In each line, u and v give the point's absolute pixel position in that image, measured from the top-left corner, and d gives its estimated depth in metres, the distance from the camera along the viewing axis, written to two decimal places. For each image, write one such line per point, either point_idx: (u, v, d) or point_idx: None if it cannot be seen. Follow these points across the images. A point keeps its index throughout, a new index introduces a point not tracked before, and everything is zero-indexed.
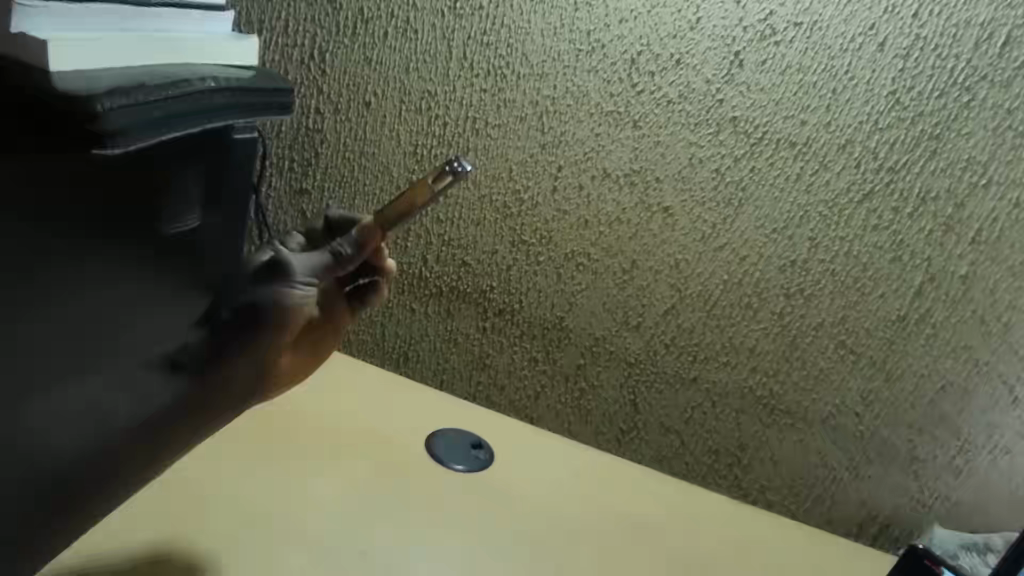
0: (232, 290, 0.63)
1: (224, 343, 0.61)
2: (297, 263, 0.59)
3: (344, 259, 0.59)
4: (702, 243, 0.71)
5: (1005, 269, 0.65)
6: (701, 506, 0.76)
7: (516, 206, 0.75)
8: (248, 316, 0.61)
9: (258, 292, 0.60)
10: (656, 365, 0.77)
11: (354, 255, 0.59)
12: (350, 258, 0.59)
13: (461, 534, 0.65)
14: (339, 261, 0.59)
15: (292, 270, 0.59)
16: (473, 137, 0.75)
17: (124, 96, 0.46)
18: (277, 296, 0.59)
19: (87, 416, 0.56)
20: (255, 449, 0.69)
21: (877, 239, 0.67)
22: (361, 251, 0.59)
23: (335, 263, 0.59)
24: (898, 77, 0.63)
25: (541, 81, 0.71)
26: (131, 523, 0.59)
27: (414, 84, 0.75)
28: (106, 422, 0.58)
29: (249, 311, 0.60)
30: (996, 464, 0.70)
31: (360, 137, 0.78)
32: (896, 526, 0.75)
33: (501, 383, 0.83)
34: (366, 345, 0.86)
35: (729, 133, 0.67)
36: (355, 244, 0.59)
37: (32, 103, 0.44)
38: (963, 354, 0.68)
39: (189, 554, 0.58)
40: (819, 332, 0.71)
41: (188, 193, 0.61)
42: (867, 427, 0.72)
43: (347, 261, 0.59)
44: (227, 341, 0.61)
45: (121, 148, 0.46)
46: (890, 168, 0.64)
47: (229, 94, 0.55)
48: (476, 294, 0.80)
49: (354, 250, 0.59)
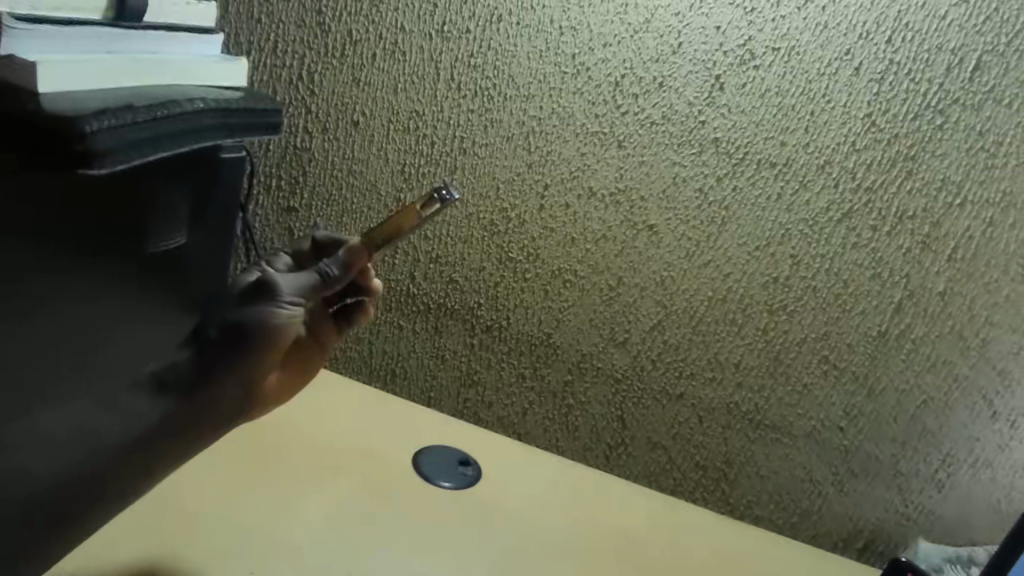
0: (220, 309, 0.64)
1: (211, 363, 0.62)
2: (285, 283, 0.61)
3: (330, 281, 0.61)
4: (687, 261, 0.72)
5: (980, 285, 0.67)
6: (689, 521, 0.76)
7: (503, 224, 0.76)
8: (237, 335, 0.62)
9: (246, 311, 0.61)
10: (642, 381, 0.77)
11: (341, 276, 0.61)
12: (337, 279, 0.61)
13: (452, 551, 0.65)
14: (326, 282, 0.61)
15: (279, 290, 0.61)
16: (460, 156, 0.76)
17: (113, 117, 0.46)
18: (264, 315, 0.61)
19: (74, 433, 0.57)
20: (242, 466, 0.68)
21: (857, 257, 0.68)
22: (347, 272, 0.61)
23: (322, 284, 0.61)
24: (873, 100, 0.65)
25: (528, 102, 0.72)
26: (115, 544, 0.58)
27: (403, 104, 0.76)
28: (91, 439, 0.58)
29: (237, 330, 0.62)
30: (978, 477, 0.71)
31: (349, 156, 0.79)
32: (881, 540, 0.75)
33: (489, 400, 0.83)
34: (353, 363, 0.86)
35: (711, 153, 0.69)
36: (341, 265, 0.60)
37: (22, 123, 0.44)
38: (943, 369, 0.69)
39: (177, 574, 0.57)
40: (802, 348, 0.72)
41: (175, 211, 0.61)
42: (851, 441, 0.73)
43: (333, 282, 0.61)
44: (215, 360, 0.62)
45: (110, 168, 0.46)
46: (868, 188, 0.66)
47: (217, 114, 0.56)
48: (464, 311, 0.81)
49: (341, 271, 0.61)
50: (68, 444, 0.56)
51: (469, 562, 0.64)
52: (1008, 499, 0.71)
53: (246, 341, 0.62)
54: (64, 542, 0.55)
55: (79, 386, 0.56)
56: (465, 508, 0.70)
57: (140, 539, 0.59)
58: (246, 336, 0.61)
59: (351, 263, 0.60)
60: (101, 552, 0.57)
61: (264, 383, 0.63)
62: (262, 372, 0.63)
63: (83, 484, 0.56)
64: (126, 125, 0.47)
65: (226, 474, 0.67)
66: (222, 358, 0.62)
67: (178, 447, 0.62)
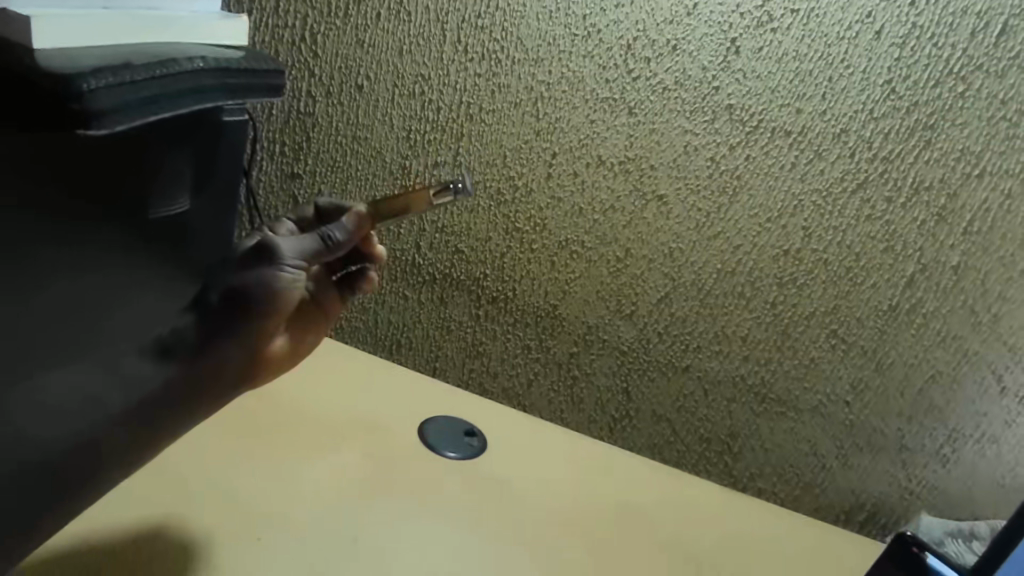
0: (223, 275, 0.63)
1: (214, 329, 0.60)
2: (287, 247, 0.61)
3: (334, 245, 0.61)
4: (697, 232, 0.71)
5: (995, 259, 0.65)
6: (693, 493, 0.76)
7: (511, 193, 0.75)
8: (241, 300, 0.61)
9: (248, 276, 0.61)
10: (648, 353, 0.77)
11: (344, 242, 0.60)
12: (339, 245, 0.61)
13: (454, 524, 0.65)
14: (328, 246, 0.60)
15: (282, 253, 0.61)
16: (467, 123, 0.74)
17: (112, 75, 0.45)
18: (268, 279, 0.60)
19: (79, 400, 0.53)
20: (243, 433, 0.69)
21: (870, 229, 0.67)
22: (350, 237, 0.61)
23: (324, 249, 0.60)
24: (894, 66, 0.63)
25: (536, 67, 0.70)
26: (117, 512, 0.59)
27: (408, 67, 0.74)
28: (94, 404, 0.54)
29: (240, 295, 0.61)
30: (983, 453, 0.71)
31: (354, 122, 0.77)
32: (884, 514, 0.76)
33: (494, 370, 0.83)
34: (358, 332, 0.86)
35: (725, 121, 0.67)
36: (346, 230, 0.60)
37: (21, 81, 0.43)
38: (953, 344, 0.69)
39: (180, 540, 0.57)
40: (811, 321, 0.71)
41: (179, 175, 0.60)
42: (857, 416, 0.73)
43: (336, 246, 0.61)
44: (217, 327, 0.60)
45: (108, 128, 0.45)
46: (885, 158, 0.65)
47: (218, 74, 0.54)
48: (470, 281, 0.80)
49: (345, 236, 0.61)
50: (69, 414, 0.53)
51: (470, 534, 0.64)
52: (1013, 474, 0.71)
53: (249, 305, 0.60)
54: (64, 514, 0.52)
55: (84, 353, 0.56)
56: (469, 479, 0.70)
57: (141, 506, 0.59)
58: (248, 300, 0.61)
59: (355, 232, 0.60)
60: (100, 521, 0.58)
61: (269, 349, 0.62)
62: (267, 336, 0.62)
63: (84, 455, 0.52)
64: (125, 84, 0.45)
65: (229, 445, 0.67)
66: (225, 322, 0.60)
67: (180, 418, 0.58)
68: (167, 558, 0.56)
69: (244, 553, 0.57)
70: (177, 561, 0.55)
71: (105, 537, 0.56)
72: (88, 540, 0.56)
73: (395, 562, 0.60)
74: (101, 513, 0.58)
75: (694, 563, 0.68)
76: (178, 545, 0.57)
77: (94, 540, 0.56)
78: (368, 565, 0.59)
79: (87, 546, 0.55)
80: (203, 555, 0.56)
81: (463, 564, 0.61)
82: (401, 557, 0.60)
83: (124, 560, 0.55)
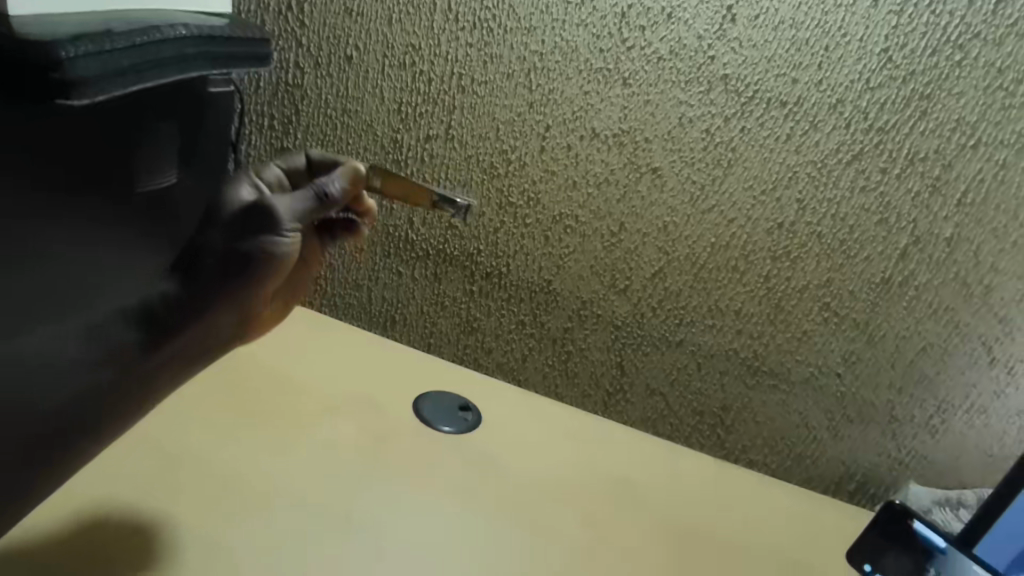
0: (212, 234, 0.57)
1: (199, 295, 0.55)
2: (283, 210, 0.57)
3: (329, 202, 0.59)
4: (691, 205, 0.71)
5: (988, 231, 0.66)
6: (688, 464, 0.77)
7: (504, 166, 0.74)
8: (240, 264, 0.56)
9: (242, 242, 0.56)
10: (643, 327, 0.77)
11: (339, 198, 0.60)
12: (334, 201, 0.60)
13: (453, 498, 0.65)
14: (324, 204, 0.59)
15: (279, 217, 0.57)
16: (459, 94, 0.73)
17: (93, 44, 0.44)
18: (266, 245, 0.56)
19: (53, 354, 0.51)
20: (225, 405, 0.68)
21: (863, 201, 0.67)
22: (345, 195, 0.60)
23: (320, 207, 0.59)
24: (891, 34, 0.62)
25: (529, 36, 0.69)
26: (102, 486, 0.57)
27: (397, 36, 0.72)
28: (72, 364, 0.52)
29: (235, 261, 0.56)
30: (972, 423, 0.72)
31: (342, 94, 0.76)
32: (873, 484, 0.77)
33: (489, 346, 0.83)
34: (353, 309, 0.85)
35: (720, 91, 0.66)
36: (342, 187, 0.60)
37: (21, 62, 0.41)
38: (945, 316, 0.69)
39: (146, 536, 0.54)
40: (803, 295, 0.71)
41: (165, 148, 0.60)
42: (848, 388, 0.74)
43: (332, 203, 0.59)
44: (204, 290, 0.55)
45: (90, 99, 0.44)
46: (880, 128, 0.64)
47: (201, 43, 0.52)
48: (464, 257, 0.79)
49: (341, 194, 0.60)
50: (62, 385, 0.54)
51: (469, 510, 0.64)
52: (1000, 445, 0.72)
53: (249, 271, 0.56)
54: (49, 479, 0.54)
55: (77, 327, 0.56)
56: (467, 453, 0.70)
57: (116, 486, 0.57)
58: (249, 266, 0.56)
59: (350, 190, 0.60)
60: (78, 498, 0.56)
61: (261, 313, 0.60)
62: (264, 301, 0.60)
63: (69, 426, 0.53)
64: (106, 53, 0.44)
65: (224, 420, 0.66)
66: (222, 287, 0.55)
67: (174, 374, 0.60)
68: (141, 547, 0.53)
69: (242, 522, 0.57)
70: (160, 543, 0.54)
71: (77, 522, 0.54)
72: (54, 528, 0.53)
73: (394, 535, 0.59)
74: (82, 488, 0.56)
75: (697, 539, 0.68)
76: (149, 535, 0.54)
77: (66, 526, 0.53)
78: (367, 538, 0.58)
79: (54, 537, 0.52)
80: (198, 527, 0.55)
81: (462, 537, 0.61)
82: (403, 524, 0.61)
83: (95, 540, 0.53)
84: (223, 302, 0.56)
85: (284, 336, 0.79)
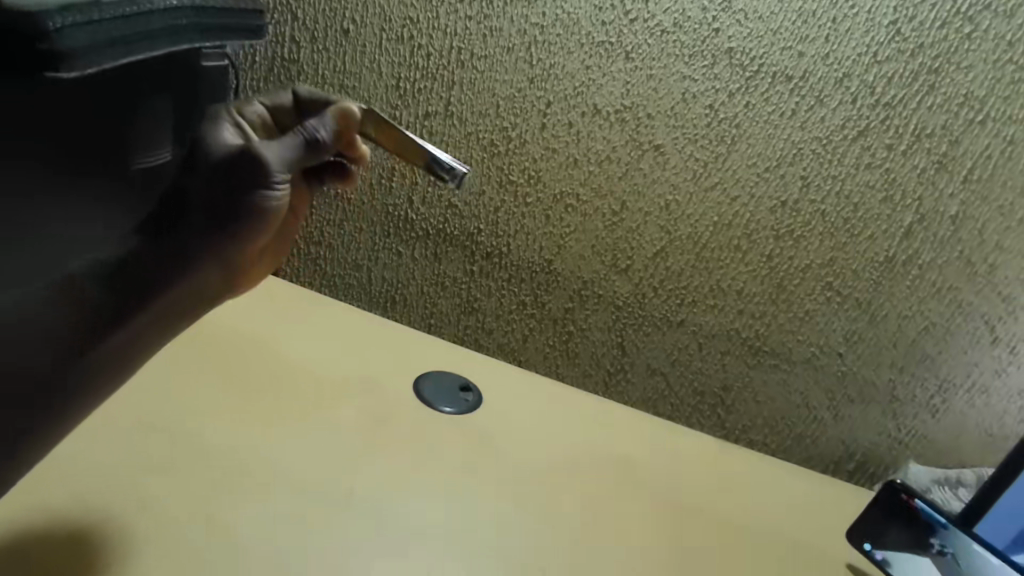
0: (192, 181, 0.51)
1: (181, 249, 0.50)
2: (273, 158, 0.52)
3: (319, 146, 0.56)
4: (694, 183, 0.70)
5: (994, 208, 0.65)
6: (688, 444, 0.77)
7: (504, 144, 0.73)
8: (228, 217, 0.51)
9: (226, 194, 0.50)
10: (644, 307, 0.76)
11: (330, 143, 0.57)
12: (325, 146, 0.56)
13: (451, 480, 0.64)
14: (314, 149, 0.56)
15: (269, 166, 0.52)
16: (458, 69, 0.71)
17: (81, 14, 0.42)
18: (255, 198, 0.51)
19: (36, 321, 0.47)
20: (221, 381, 0.67)
21: (868, 178, 0.66)
22: (335, 140, 0.57)
23: (309, 153, 0.55)
24: (900, 6, 0.61)
25: (530, 8, 0.68)
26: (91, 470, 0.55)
27: (394, 9, 0.71)
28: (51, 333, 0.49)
29: (221, 213, 0.50)
30: (973, 403, 0.72)
31: (340, 70, 0.74)
32: (872, 464, 0.77)
33: (489, 327, 0.82)
34: (353, 289, 0.85)
35: (725, 65, 0.65)
36: (332, 131, 0.57)
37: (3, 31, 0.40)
38: (949, 295, 0.69)
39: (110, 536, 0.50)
40: (806, 274, 0.71)
41: (161, 123, 0.59)
42: (849, 368, 0.74)
43: (322, 148, 0.56)
44: (186, 244, 0.50)
45: (80, 72, 0.42)
46: (887, 104, 0.63)
47: (193, 13, 0.51)
48: (464, 237, 0.78)
49: (330, 138, 0.57)
50: None
51: (467, 491, 0.64)
52: (1000, 424, 0.72)
53: (237, 224, 0.51)
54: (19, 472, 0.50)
55: None
56: (467, 433, 0.70)
57: (102, 475, 0.55)
58: (236, 218, 0.51)
59: (339, 134, 0.57)
60: (59, 492, 0.53)
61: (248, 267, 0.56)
62: (250, 255, 0.55)
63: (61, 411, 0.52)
64: (94, 23, 0.42)
65: (221, 398, 0.65)
66: (210, 240, 0.50)
67: None
68: (111, 556, 0.49)
69: (239, 500, 0.56)
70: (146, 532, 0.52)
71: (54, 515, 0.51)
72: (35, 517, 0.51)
73: (392, 515, 0.59)
74: (65, 477, 0.54)
75: (700, 520, 0.67)
76: (128, 533, 0.51)
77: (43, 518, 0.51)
78: (366, 517, 0.58)
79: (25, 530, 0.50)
80: (192, 514, 0.53)
81: (461, 518, 0.61)
82: (399, 505, 0.60)
83: (62, 549, 0.49)
84: (211, 257, 0.51)
85: (278, 313, 0.78)
